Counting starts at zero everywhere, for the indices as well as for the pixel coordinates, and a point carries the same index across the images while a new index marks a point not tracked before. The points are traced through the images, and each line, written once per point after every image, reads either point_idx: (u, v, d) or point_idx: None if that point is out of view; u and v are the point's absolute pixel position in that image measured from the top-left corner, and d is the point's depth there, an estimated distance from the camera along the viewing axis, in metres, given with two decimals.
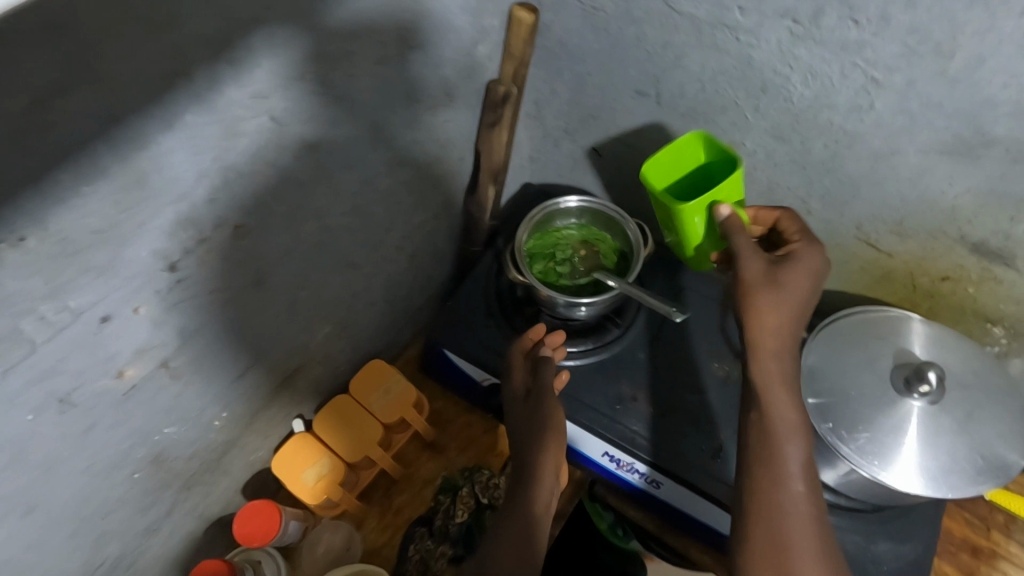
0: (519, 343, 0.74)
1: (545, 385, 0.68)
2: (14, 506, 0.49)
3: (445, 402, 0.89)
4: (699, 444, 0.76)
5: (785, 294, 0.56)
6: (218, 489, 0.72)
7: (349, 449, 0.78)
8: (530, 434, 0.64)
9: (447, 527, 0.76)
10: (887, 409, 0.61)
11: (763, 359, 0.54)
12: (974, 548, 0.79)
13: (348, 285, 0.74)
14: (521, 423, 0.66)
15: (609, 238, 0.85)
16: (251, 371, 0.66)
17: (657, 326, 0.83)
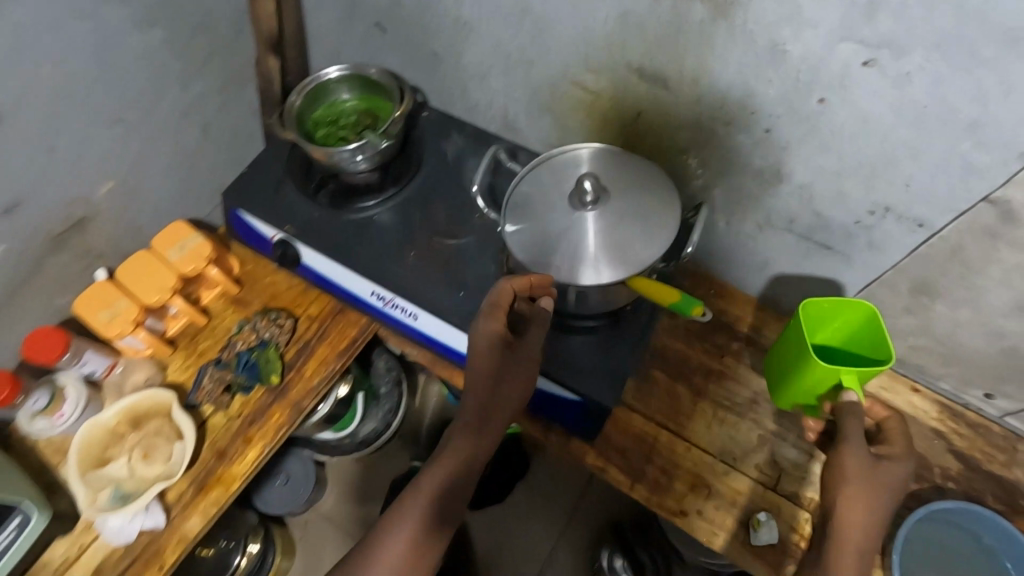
0: (510, 280, 0.67)
1: (531, 354, 0.67)
2: None
3: (253, 262, 0.97)
4: (452, 280, 0.85)
5: (859, 487, 0.62)
6: (21, 323, 0.83)
7: (146, 295, 0.87)
8: (506, 406, 0.66)
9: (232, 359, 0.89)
10: (566, 221, 0.70)
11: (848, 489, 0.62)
12: (705, 371, 0.89)
13: (127, 143, 0.82)
14: (504, 387, 0.65)
15: (383, 101, 0.92)
16: (24, 211, 0.75)
17: (428, 187, 0.92)
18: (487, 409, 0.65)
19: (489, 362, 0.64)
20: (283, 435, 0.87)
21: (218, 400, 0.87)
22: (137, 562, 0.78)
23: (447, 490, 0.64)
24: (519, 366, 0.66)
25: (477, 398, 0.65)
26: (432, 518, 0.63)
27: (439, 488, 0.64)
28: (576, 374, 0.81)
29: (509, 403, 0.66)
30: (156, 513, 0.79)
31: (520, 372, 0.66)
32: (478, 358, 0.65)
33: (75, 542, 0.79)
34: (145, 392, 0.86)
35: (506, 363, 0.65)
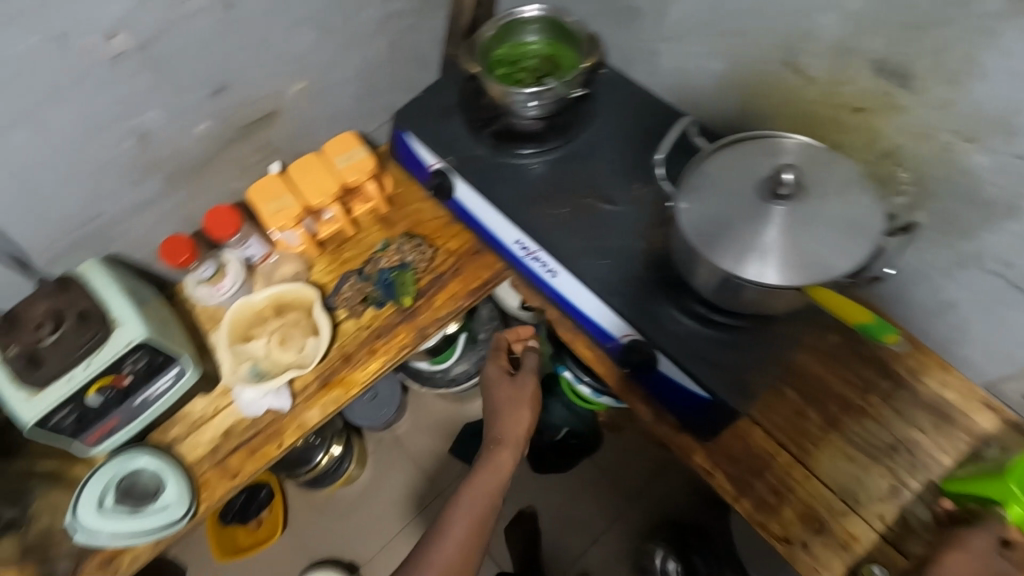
0: (501, 335, 0.99)
1: (528, 385, 0.94)
2: (25, 119, 0.66)
3: (405, 186, 1.00)
4: (598, 246, 0.82)
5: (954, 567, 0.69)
6: (202, 197, 0.90)
7: (309, 194, 0.92)
8: (518, 430, 0.91)
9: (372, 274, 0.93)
10: (751, 210, 0.65)
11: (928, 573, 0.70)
12: (843, 402, 0.82)
13: (323, 47, 0.85)
14: (507, 412, 0.91)
15: (568, 51, 0.89)
16: (228, 93, 0.80)
17: (594, 146, 0.89)
18: (512, 429, 0.90)
19: (496, 388, 0.94)
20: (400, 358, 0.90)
21: (352, 310, 0.91)
22: (259, 435, 0.85)
23: (494, 489, 0.83)
24: (524, 391, 0.93)
25: (506, 418, 0.91)
26: (493, 501, 0.83)
27: (489, 483, 0.84)
28: (714, 371, 0.74)
29: (523, 426, 0.91)
30: (282, 395, 0.85)
31: (532, 398, 0.93)
32: (488, 385, 0.95)
33: (212, 403, 0.87)
34: (289, 284, 0.92)
35: (505, 379, 0.94)
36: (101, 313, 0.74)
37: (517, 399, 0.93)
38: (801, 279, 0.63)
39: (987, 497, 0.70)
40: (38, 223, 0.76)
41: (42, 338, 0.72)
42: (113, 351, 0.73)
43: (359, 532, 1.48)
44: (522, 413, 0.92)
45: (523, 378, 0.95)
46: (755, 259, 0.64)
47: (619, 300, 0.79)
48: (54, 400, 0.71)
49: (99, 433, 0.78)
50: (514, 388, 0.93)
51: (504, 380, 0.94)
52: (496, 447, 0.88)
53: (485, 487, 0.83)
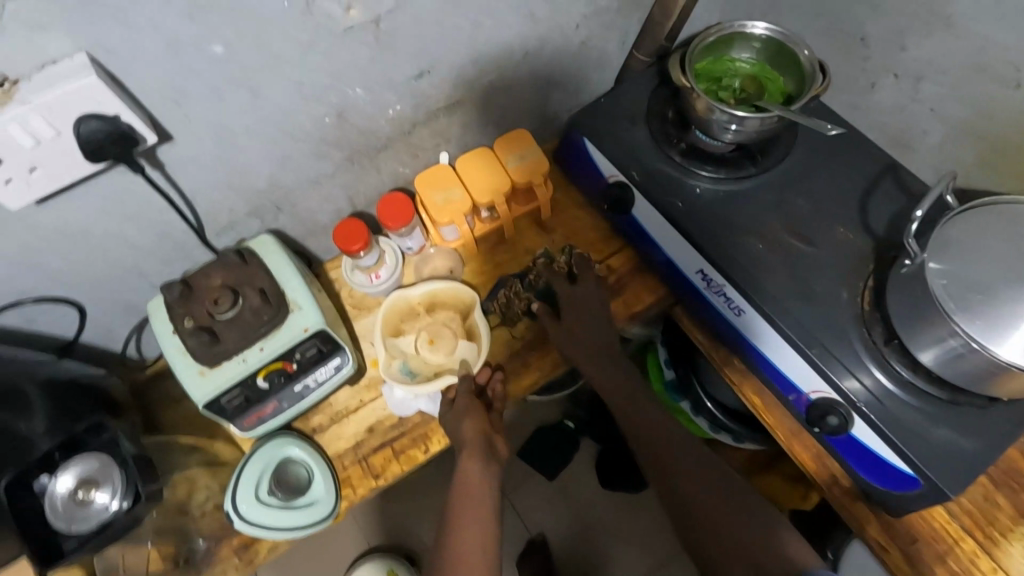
0: None
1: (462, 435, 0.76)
2: (247, 85, 0.62)
3: (567, 194, 0.95)
4: (794, 289, 0.77)
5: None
6: (371, 179, 0.85)
7: (477, 189, 0.87)
8: (473, 428, 0.76)
9: (539, 283, 0.87)
10: (1018, 283, 0.59)
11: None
12: None
13: (525, 37, 0.80)
14: None
15: (781, 77, 0.82)
16: (429, 76, 0.76)
17: (793, 178, 0.83)
18: (468, 447, 0.75)
19: None
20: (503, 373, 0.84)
21: (508, 319, 0.87)
22: (405, 436, 0.81)
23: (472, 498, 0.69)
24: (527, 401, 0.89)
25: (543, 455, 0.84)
26: (490, 494, 0.70)
27: (477, 514, 0.68)
28: (925, 450, 0.68)
29: (473, 431, 0.75)
30: (434, 399, 0.82)
31: (471, 407, 0.77)
32: None
33: (354, 396, 0.84)
34: (444, 279, 0.88)
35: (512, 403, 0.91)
36: (280, 294, 0.71)
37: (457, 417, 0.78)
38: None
39: None
40: (224, 190, 0.72)
41: (219, 312, 0.69)
42: (290, 335, 0.70)
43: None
44: (467, 425, 0.76)
45: (455, 401, 0.78)
46: (1012, 334, 0.58)
47: (817, 352, 0.73)
48: (231, 379, 0.69)
49: (255, 417, 0.74)
50: (449, 414, 0.78)
51: (443, 410, 0.80)
52: (462, 453, 0.74)
53: (473, 514, 0.68)
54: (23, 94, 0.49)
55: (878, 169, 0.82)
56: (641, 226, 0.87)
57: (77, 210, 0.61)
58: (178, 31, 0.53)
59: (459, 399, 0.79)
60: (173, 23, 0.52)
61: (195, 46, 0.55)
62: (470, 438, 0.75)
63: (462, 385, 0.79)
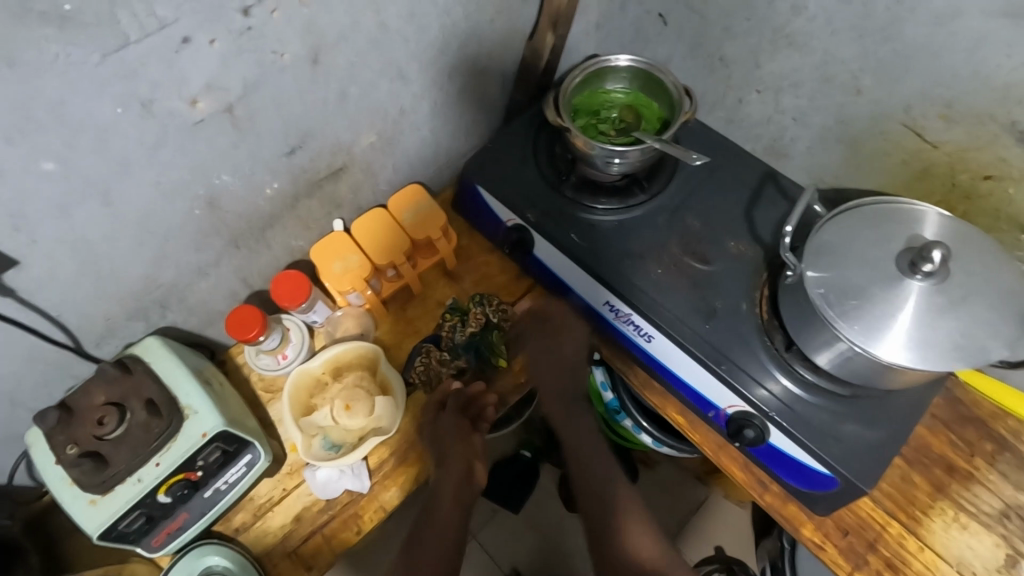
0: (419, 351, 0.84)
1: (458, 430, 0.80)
2: (94, 194, 0.58)
3: (470, 239, 0.95)
4: (697, 307, 0.78)
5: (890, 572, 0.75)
6: (262, 258, 0.83)
7: (376, 252, 0.86)
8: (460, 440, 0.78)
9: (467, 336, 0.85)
10: (887, 285, 0.62)
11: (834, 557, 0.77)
12: (948, 465, 0.80)
13: (398, 97, 0.80)
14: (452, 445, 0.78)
15: (655, 104, 0.84)
16: (303, 150, 0.74)
17: (682, 198, 0.85)
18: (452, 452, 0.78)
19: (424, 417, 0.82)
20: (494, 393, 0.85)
21: (429, 381, 0.83)
22: (335, 519, 0.78)
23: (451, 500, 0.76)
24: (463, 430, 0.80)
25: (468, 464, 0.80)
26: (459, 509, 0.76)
27: (446, 518, 0.75)
28: (835, 448, 0.71)
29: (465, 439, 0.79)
30: (363, 474, 0.79)
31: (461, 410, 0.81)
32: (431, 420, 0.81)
33: (277, 485, 0.80)
34: (351, 344, 0.84)
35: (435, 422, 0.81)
36: (170, 402, 0.67)
37: (442, 427, 0.80)
38: (939, 363, 0.59)
39: None
40: (93, 300, 0.67)
41: (104, 433, 0.65)
42: (187, 444, 0.66)
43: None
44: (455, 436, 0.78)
45: (446, 414, 0.80)
46: (891, 333, 0.60)
47: (725, 367, 0.75)
48: (124, 503, 0.64)
49: (165, 532, 0.70)
50: (438, 424, 0.80)
51: (432, 416, 0.81)
52: (441, 467, 0.77)
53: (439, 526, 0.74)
54: None
55: (758, 179, 0.85)
56: (545, 265, 0.87)
57: None
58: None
59: (450, 401, 0.82)
60: None
61: (21, 169, 0.52)
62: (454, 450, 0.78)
63: (453, 399, 0.81)
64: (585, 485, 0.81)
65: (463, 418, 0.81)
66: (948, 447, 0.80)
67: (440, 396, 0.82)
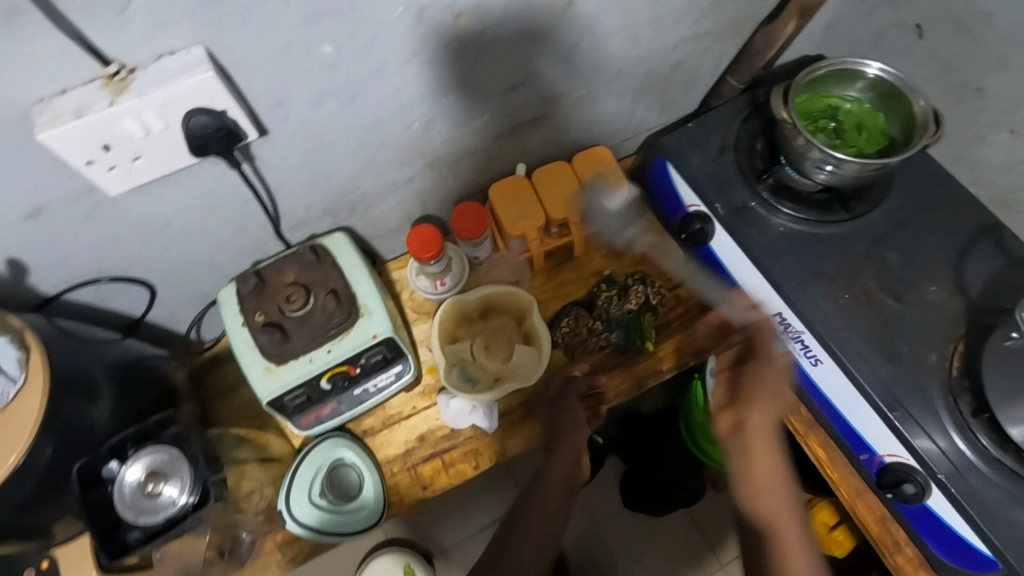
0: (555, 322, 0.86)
1: (573, 414, 0.75)
2: (347, 88, 0.61)
3: (638, 215, 0.93)
4: (879, 346, 0.74)
5: None
6: (446, 185, 0.84)
7: (554, 206, 0.85)
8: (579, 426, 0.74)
9: (616, 309, 0.85)
10: None
11: None
12: None
13: (622, 56, 0.78)
14: (564, 422, 0.75)
15: (886, 121, 0.78)
16: (521, 89, 0.74)
17: (888, 227, 0.80)
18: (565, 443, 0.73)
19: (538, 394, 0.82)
20: (634, 373, 0.83)
21: (573, 343, 0.85)
22: (456, 450, 0.80)
23: (561, 487, 0.70)
24: (580, 407, 0.76)
25: (579, 436, 0.74)
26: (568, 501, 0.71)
27: (551, 503, 0.70)
28: (1002, 531, 0.66)
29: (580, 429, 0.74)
30: (491, 415, 0.80)
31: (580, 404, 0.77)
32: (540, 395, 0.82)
33: (408, 402, 0.82)
34: (505, 288, 0.84)
35: (551, 396, 0.79)
36: (350, 298, 0.70)
37: (564, 413, 0.76)
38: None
39: None
40: (305, 186, 0.71)
41: (289, 311, 0.68)
42: (358, 340, 0.69)
43: (444, 520, 1.31)
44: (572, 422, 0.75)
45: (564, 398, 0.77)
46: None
47: (899, 416, 0.70)
48: (293, 379, 0.68)
49: (313, 416, 0.75)
50: (561, 410, 0.76)
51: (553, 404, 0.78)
52: (552, 452, 0.73)
53: (544, 508, 0.70)
54: (139, 85, 0.48)
55: (974, 227, 0.79)
56: (718, 260, 0.84)
57: (164, 200, 0.61)
58: (293, 34, 0.52)
59: (574, 381, 0.80)
60: (289, 24, 0.51)
61: (305, 49, 0.54)
62: (568, 436, 0.73)
63: (577, 382, 0.80)
64: (737, 449, 0.68)
65: (583, 404, 0.78)
66: None
67: (562, 378, 0.81)
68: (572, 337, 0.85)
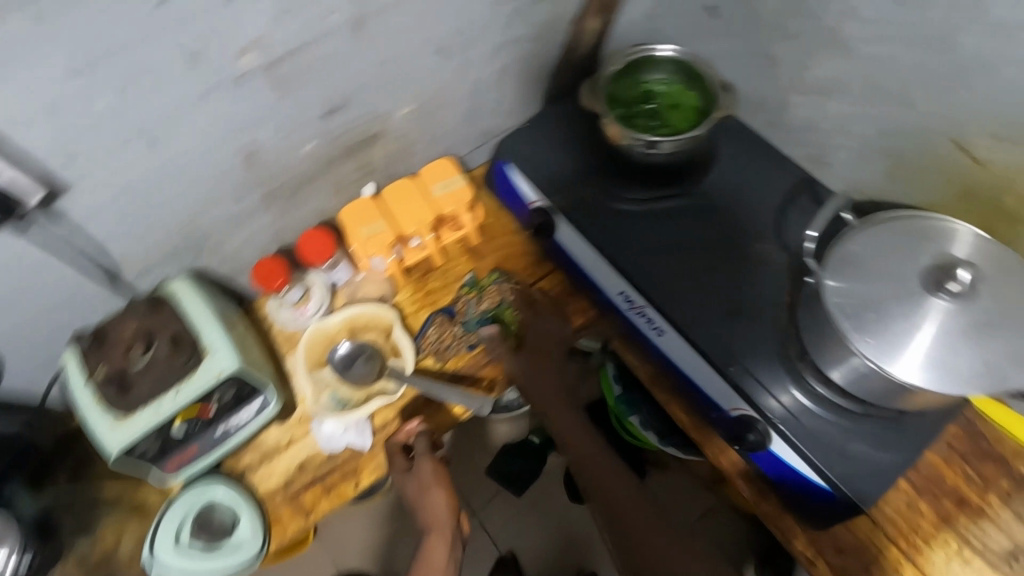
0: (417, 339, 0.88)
1: (426, 493, 0.76)
2: (143, 135, 0.62)
3: (494, 216, 0.95)
4: (716, 307, 0.77)
5: None
6: (295, 214, 0.86)
7: (403, 219, 0.89)
8: (443, 505, 0.75)
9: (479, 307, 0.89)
10: (909, 303, 0.60)
11: None
12: (959, 497, 0.77)
13: (439, 69, 0.81)
14: (423, 492, 0.76)
15: (692, 95, 0.81)
16: (340, 112, 0.76)
17: (715, 194, 0.84)
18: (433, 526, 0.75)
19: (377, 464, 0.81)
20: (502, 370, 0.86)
21: (439, 350, 0.87)
22: (336, 472, 0.81)
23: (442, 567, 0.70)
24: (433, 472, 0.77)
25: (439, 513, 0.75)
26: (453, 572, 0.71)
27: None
28: (838, 464, 0.70)
29: (442, 507, 0.75)
30: (365, 431, 0.82)
31: (435, 471, 0.77)
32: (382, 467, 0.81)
33: (285, 433, 0.83)
34: (368, 305, 0.88)
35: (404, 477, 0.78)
36: (193, 340, 0.71)
37: (421, 485, 0.77)
38: (960, 388, 0.58)
39: None
40: (136, 236, 0.72)
41: (132, 362, 0.69)
42: (203, 381, 0.70)
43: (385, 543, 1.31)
44: (434, 498, 0.76)
45: (419, 466, 0.78)
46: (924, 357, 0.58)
47: (734, 369, 0.75)
48: (142, 429, 0.69)
49: (177, 461, 0.76)
50: (413, 480, 0.78)
51: (405, 477, 0.79)
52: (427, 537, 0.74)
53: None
54: None
55: (793, 183, 0.84)
56: (564, 249, 0.87)
57: None
58: (60, 89, 0.54)
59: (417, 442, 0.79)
60: (49, 85, 0.53)
61: (79, 105, 0.56)
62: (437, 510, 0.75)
63: (419, 442, 0.78)
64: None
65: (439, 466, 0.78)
66: (963, 481, 0.77)
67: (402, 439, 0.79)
68: (440, 346, 0.87)
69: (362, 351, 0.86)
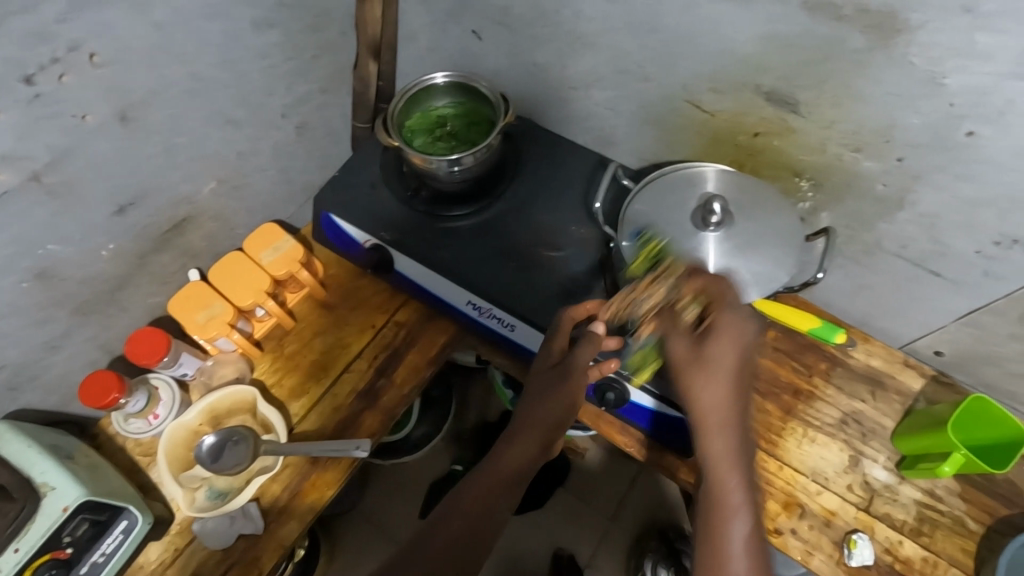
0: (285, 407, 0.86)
1: (574, 368, 0.71)
2: None
3: (338, 266, 0.96)
4: (551, 293, 0.84)
5: (810, 516, 0.81)
6: (118, 321, 0.82)
7: (238, 295, 0.88)
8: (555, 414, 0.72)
9: (690, 367, 0.64)
10: (689, 242, 0.70)
11: (785, 467, 0.84)
12: (795, 389, 0.89)
13: (231, 142, 0.81)
14: (543, 397, 0.72)
15: (481, 110, 0.89)
16: (134, 208, 0.74)
17: (525, 193, 0.92)
18: (529, 423, 0.72)
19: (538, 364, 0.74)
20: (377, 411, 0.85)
21: (310, 410, 0.86)
22: (232, 569, 0.77)
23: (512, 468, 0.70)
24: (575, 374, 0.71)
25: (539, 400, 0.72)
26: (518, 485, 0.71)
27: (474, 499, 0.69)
28: None
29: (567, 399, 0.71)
30: (251, 517, 0.78)
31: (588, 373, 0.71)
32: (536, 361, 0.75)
33: (167, 547, 0.78)
34: (225, 388, 0.85)
35: (549, 374, 0.72)
36: (24, 482, 0.67)
37: (561, 380, 0.72)
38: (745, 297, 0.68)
39: (931, 447, 0.79)
40: None
41: None
42: (49, 520, 0.66)
43: None
44: (554, 400, 0.71)
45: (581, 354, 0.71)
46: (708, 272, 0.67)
47: None
48: None
49: None
50: (556, 372, 0.72)
51: (547, 367, 0.74)
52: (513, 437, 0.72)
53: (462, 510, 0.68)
54: None
55: (589, 165, 0.94)
56: (409, 278, 0.90)
57: None
58: None
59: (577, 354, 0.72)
60: None
61: None
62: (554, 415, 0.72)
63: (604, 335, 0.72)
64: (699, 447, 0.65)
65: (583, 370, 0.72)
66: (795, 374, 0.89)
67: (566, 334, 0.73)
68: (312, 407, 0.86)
69: (230, 437, 0.81)
